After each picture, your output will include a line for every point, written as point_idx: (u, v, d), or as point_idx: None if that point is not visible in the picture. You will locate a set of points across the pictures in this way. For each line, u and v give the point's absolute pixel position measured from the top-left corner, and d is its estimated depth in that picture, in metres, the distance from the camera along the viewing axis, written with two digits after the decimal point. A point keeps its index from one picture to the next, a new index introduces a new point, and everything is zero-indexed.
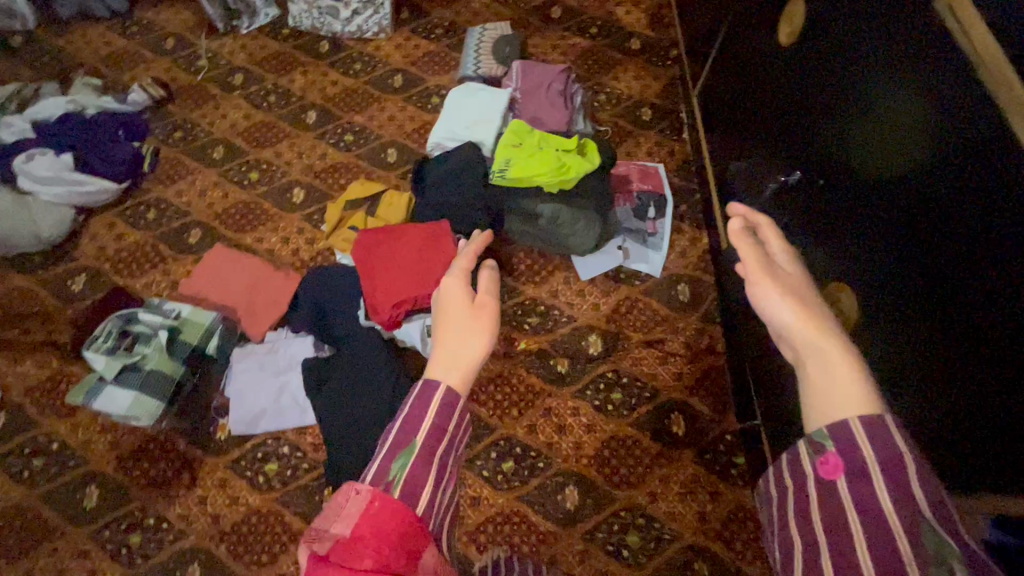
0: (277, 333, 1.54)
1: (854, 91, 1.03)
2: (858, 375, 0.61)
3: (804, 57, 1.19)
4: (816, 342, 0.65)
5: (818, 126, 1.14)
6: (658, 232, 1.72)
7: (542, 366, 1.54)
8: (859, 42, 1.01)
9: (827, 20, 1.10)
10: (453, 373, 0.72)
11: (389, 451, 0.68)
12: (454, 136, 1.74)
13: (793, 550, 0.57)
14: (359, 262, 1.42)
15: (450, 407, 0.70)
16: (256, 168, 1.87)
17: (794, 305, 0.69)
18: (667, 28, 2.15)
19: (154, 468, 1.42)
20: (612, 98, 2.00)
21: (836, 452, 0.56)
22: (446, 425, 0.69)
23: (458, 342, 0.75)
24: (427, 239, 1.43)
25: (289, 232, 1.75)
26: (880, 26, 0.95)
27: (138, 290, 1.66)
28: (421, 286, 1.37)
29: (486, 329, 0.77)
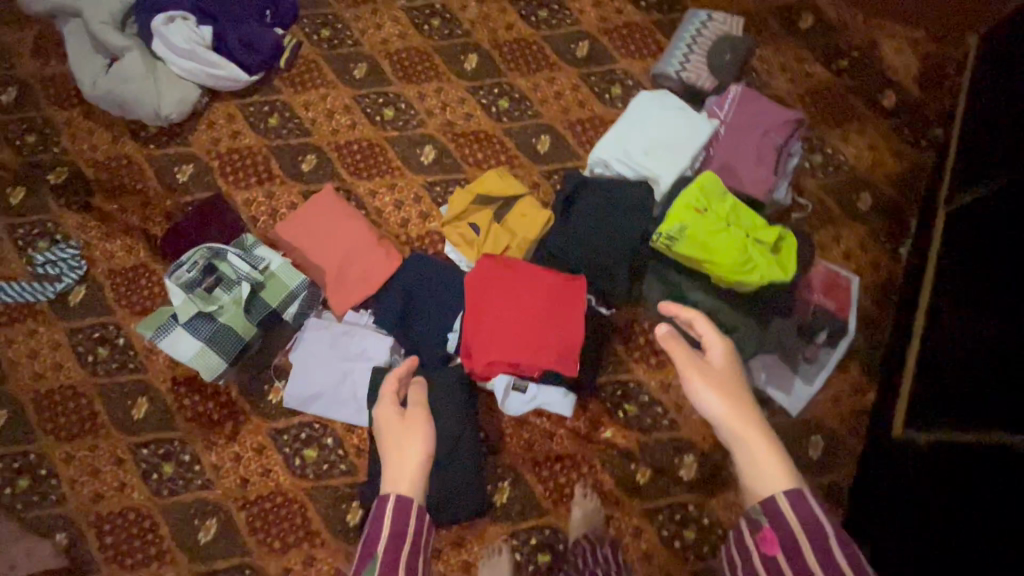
0: (357, 316, 1.41)
1: None
2: (773, 454, 0.92)
3: None
4: (747, 433, 0.95)
5: None
6: (817, 359, 1.39)
7: (621, 466, 1.33)
8: None
9: None
10: (403, 482, 0.91)
11: (357, 566, 0.82)
12: (626, 158, 1.41)
13: None
14: (473, 291, 1.20)
15: (403, 503, 0.89)
16: (394, 105, 1.62)
17: (721, 400, 0.99)
18: (943, 90, 1.61)
19: (202, 405, 1.37)
20: (830, 163, 1.56)
21: (770, 528, 0.85)
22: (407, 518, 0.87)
23: (399, 456, 0.95)
24: (554, 293, 1.19)
25: (405, 197, 1.54)
26: None
27: (238, 203, 1.54)
28: (529, 353, 1.15)
29: (421, 436, 0.98)
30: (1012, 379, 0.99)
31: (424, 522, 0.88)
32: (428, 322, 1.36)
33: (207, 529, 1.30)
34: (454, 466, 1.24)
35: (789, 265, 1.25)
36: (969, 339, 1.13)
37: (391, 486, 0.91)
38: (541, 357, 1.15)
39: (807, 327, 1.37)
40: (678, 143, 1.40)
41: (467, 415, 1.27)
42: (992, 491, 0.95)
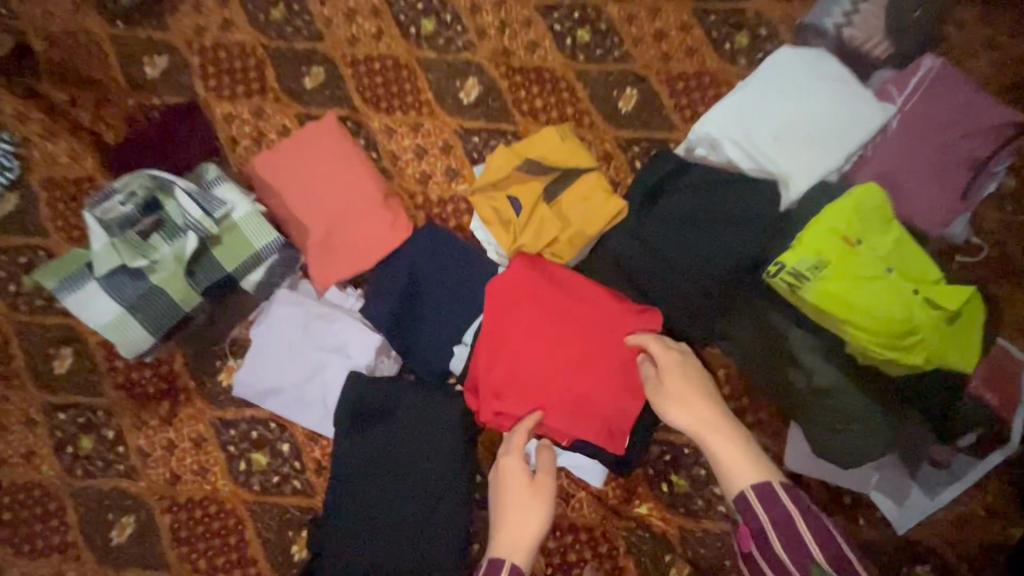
0: (341, 295, 1.07)
1: None
2: (737, 444, 0.73)
3: None
4: (709, 426, 0.75)
5: None
6: (946, 464, 1.01)
7: (652, 556, 1.00)
8: None
9: None
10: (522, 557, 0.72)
11: None
12: (746, 141, 0.99)
13: None
14: (495, 310, 0.89)
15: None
16: (437, 15, 1.20)
17: (674, 397, 0.78)
18: None
19: (136, 373, 1.08)
20: None
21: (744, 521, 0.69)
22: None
23: (519, 520, 0.75)
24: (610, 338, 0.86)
25: (430, 145, 1.16)
26: None
27: (217, 119, 1.18)
28: (561, 409, 0.84)
29: (546, 512, 0.75)
30: None
31: None
32: (431, 322, 1.01)
33: (123, 527, 1.04)
34: (433, 523, 0.93)
35: (966, 351, 0.84)
36: None
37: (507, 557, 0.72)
38: (575, 425, 0.84)
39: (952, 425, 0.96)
40: (825, 131, 0.97)
41: (463, 460, 0.95)
42: None
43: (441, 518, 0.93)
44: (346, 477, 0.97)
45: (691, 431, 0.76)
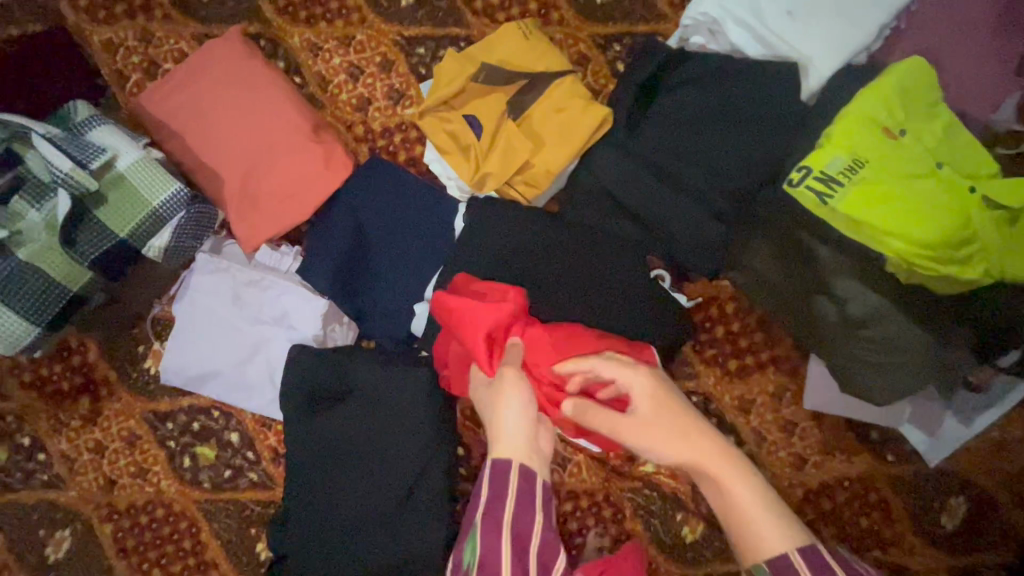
0: (277, 254, 0.89)
1: None
2: (752, 490, 0.57)
3: None
4: (714, 465, 0.59)
5: None
6: (985, 391, 0.89)
7: (662, 516, 0.89)
8: None
9: None
10: (513, 447, 0.63)
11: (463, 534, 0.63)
12: (754, 19, 0.79)
13: None
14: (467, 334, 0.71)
15: (507, 475, 0.62)
16: None
17: (667, 439, 0.61)
18: None
19: (43, 369, 0.91)
20: None
21: None
22: (530, 501, 0.62)
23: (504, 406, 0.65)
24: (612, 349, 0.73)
25: (365, 61, 0.94)
26: None
27: (95, 48, 0.94)
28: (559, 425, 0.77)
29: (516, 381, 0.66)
30: None
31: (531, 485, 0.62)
32: (386, 281, 0.84)
33: (59, 544, 0.91)
34: (410, 508, 0.80)
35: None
36: None
37: (498, 452, 0.63)
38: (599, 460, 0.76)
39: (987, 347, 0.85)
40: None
41: (439, 436, 0.81)
42: None
43: (420, 506, 0.80)
44: (306, 469, 0.83)
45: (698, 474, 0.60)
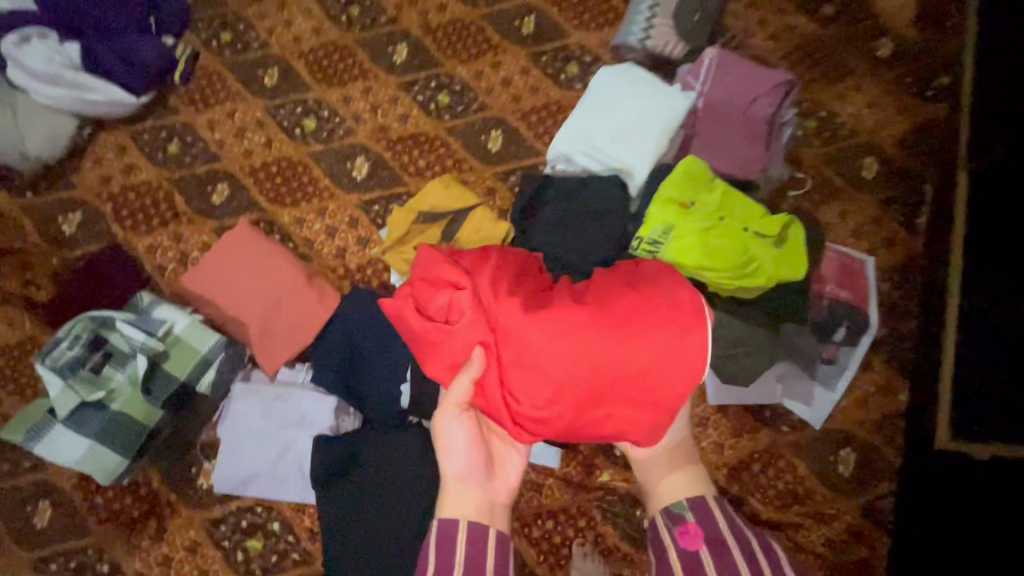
0: (294, 372, 1.18)
1: None
2: (688, 469, 0.95)
3: None
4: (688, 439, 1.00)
5: None
6: (836, 360, 1.19)
7: (624, 515, 1.12)
8: None
9: None
10: (463, 506, 0.82)
11: None
12: (591, 149, 1.20)
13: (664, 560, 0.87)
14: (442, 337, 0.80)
15: (456, 533, 0.80)
16: (315, 114, 1.37)
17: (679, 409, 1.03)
18: (944, 34, 1.39)
19: (117, 503, 1.13)
20: (826, 129, 1.35)
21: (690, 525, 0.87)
22: (476, 561, 0.79)
23: (451, 455, 0.84)
24: (598, 338, 0.79)
25: (338, 222, 1.30)
26: None
27: (140, 251, 1.29)
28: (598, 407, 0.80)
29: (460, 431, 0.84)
30: None
31: (469, 542, 0.79)
32: (378, 375, 1.13)
33: None
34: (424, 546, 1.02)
35: (800, 270, 1.04)
36: None
37: (444, 509, 0.82)
38: (605, 438, 0.84)
39: (820, 329, 1.17)
40: (649, 123, 1.18)
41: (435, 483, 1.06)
42: None
43: None
44: (339, 534, 1.05)
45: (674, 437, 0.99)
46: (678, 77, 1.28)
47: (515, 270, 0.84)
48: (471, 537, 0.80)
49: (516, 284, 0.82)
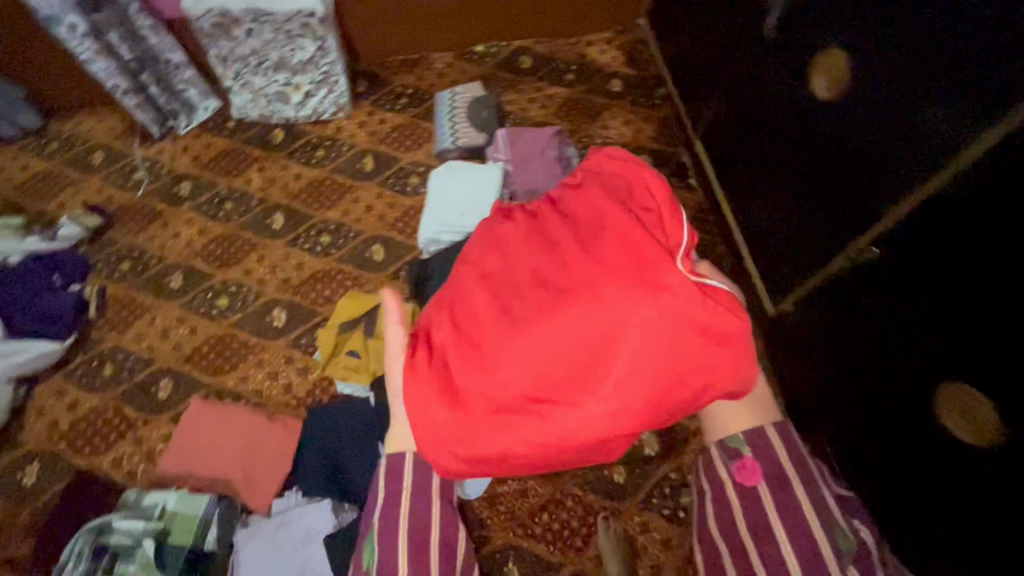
0: (286, 499, 1.30)
1: (928, 162, 0.88)
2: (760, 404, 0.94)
3: (844, 113, 1.05)
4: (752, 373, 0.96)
5: (889, 196, 0.97)
6: None
7: (597, 479, 1.35)
8: (922, 118, 0.88)
9: (874, 81, 0.96)
10: (403, 441, 0.94)
11: (368, 522, 0.92)
12: (449, 226, 1.56)
13: (719, 510, 0.88)
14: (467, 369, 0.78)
15: (400, 467, 0.92)
16: (225, 292, 1.62)
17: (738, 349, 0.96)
18: (648, 63, 1.98)
19: None
20: (605, 149, 1.84)
21: (750, 458, 0.88)
22: (427, 488, 0.91)
23: (398, 394, 0.94)
24: (642, 324, 0.72)
25: (276, 365, 1.51)
26: (950, 92, 0.83)
27: (106, 468, 1.40)
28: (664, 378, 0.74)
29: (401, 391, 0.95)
30: (806, 226, 1.22)
31: (419, 470, 0.92)
32: (353, 463, 1.29)
33: None
34: None
35: None
36: (770, 213, 1.35)
37: (391, 445, 0.95)
38: (689, 401, 0.79)
39: None
40: (480, 192, 1.57)
41: None
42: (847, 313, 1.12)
43: None
44: None
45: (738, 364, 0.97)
46: (486, 156, 1.72)
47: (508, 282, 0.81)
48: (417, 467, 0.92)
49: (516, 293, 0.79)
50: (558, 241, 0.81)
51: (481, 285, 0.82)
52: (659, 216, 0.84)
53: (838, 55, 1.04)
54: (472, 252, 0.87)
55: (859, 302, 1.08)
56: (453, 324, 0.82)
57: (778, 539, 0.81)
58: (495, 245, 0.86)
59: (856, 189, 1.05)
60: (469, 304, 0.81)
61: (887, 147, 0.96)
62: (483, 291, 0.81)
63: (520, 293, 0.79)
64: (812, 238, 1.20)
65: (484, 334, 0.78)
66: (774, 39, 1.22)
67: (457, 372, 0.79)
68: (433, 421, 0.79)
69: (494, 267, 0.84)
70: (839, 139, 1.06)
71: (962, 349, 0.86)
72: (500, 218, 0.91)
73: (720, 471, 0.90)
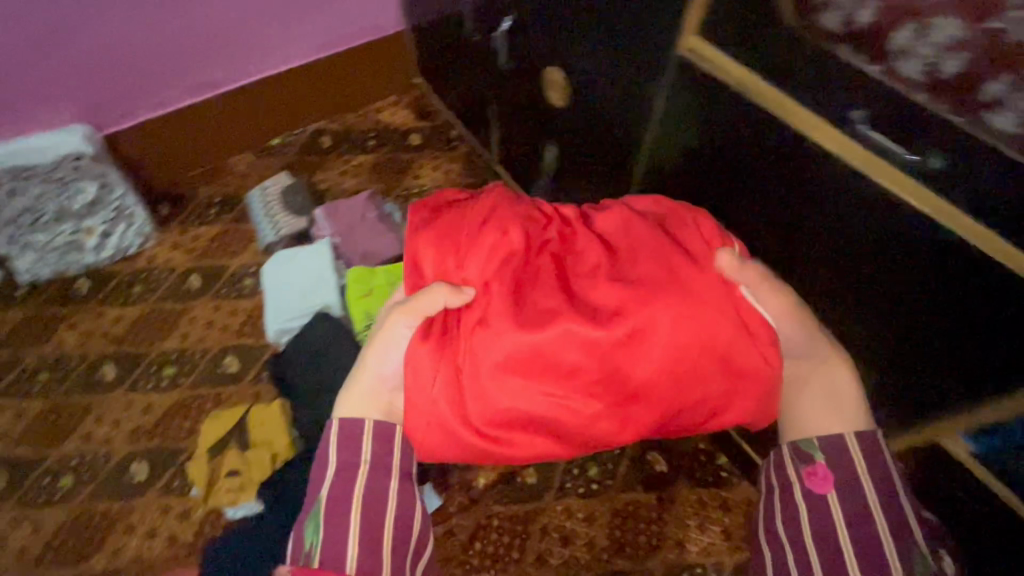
0: None
1: (648, 132, 1.16)
2: (839, 403, 0.93)
3: (582, 113, 1.31)
4: (828, 374, 0.95)
5: (637, 163, 1.24)
6: None
7: (513, 489, 1.42)
8: (633, 102, 1.15)
9: (589, 85, 1.24)
10: (357, 406, 0.99)
11: (314, 491, 0.95)
12: (294, 312, 1.58)
13: (782, 523, 0.89)
14: (480, 359, 0.91)
15: (357, 432, 0.97)
16: (69, 468, 1.46)
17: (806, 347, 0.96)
18: (435, 112, 2.18)
19: None
20: (424, 198, 1.99)
21: (822, 465, 0.89)
22: (387, 462, 0.96)
23: (389, 359, 0.98)
24: (653, 347, 0.90)
25: (153, 520, 1.39)
26: (639, 81, 1.11)
27: None
28: (682, 389, 0.93)
29: (390, 358, 0.99)
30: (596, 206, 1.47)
31: (382, 433, 0.97)
32: None
33: None
34: None
35: None
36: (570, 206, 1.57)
37: (343, 410, 1.00)
38: (700, 408, 0.97)
39: None
40: (314, 270, 1.61)
41: None
42: None
43: None
44: None
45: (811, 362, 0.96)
46: (313, 238, 1.78)
47: (523, 288, 0.94)
48: (378, 436, 0.97)
49: (536, 293, 0.93)
50: (589, 258, 0.96)
51: (509, 285, 0.93)
52: (687, 233, 0.97)
53: (559, 74, 1.30)
54: (507, 243, 0.95)
55: None
56: (478, 321, 0.93)
57: (846, 555, 0.82)
58: (527, 246, 0.96)
59: (615, 166, 1.32)
60: (485, 301, 0.93)
61: (608, 111, 1.24)
62: (508, 304, 0.92)
63: (549, 306, 0.92)
64: None
65: (499, 335, 0.90)
66: (514, 71, 1.46)
67: (475, 369, 0.92)
68: (431, 401, 0.94)
69: (524, 271, 0.95)
70: (586, 122, 1.32)
71: None
72: (535, 225, 0.99)
73: (789, 473, 0.91)
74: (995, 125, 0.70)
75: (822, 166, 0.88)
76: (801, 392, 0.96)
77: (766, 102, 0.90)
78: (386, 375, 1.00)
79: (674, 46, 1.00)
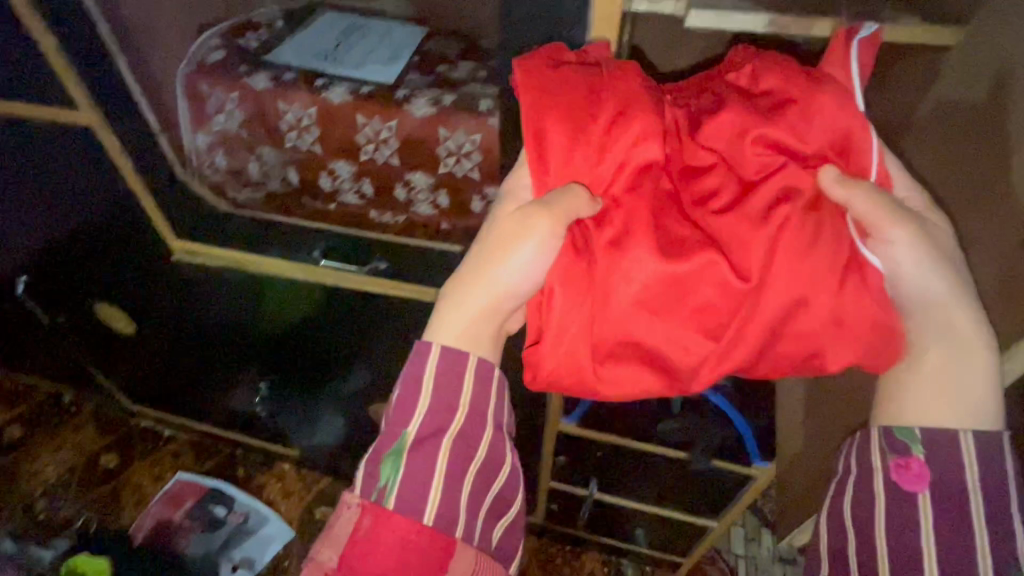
0: None
1: (209, 325, 1.17)
2: (977, 371, 0.56)
3: (152, 331, 1.25)
4: (966, 335, 0.56)
5: (224, 352, 1.24)
6: (246, 511, 1.53)
7: None
8: (176, 309, 1.14)
9: (135, 308, 1.18)
10: (460, 326, 0.62)
11: (395, 415, 0.62)
12: None
13: (849, 533, 0.57)
14: (591, 315, 0.61)
15: (462, 368, 0.62)
16: None
17: (947, 284, 0.56)
18: (29, 387, 1.75)
19: None
20: (56, 495, 1.57)
21: (921, 462, 0.55)
22: (473, 454, 0.61)
23: (512, 254, 0.59)
24: (799, 271, 0.56)
25: None
26: (168, 291, 1.10)
27: None
28: (832, 336, 0.58)
29: (509, 263, 0.60)
30: (230, 399, 1.41)
31: (483, 399, 0.62)
32: None
33: None
34: None
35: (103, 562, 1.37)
36: (219, 406, 1.46)
37: (436, 330, 0.63)
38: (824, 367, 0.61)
39: (207, 525, 1.49)
40: None
41: None
42: (302, 420, 1.39)
43: None
44: None
45: (935, 312, 0.56)
46: None
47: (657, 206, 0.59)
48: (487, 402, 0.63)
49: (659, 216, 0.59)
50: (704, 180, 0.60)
51: (675, 123, 0.60)
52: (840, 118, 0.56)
53: (107, 308, 1.20)
54: (640, 156, 0.58)
55: (294, 409, 1.36)
56: (607, 242, 0.59)
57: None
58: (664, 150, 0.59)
59: (213, 361, 1.29)
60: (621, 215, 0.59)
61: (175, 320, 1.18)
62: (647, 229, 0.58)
63: (753, 174, 0.58)
64: (240, 401, 1.41)
65: (633, 278, 0.58)
66: (67, 321, 1.30)
67: (600, 309, 0.60)
68: (556, 329, 0.61)
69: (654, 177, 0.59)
70: (164, 336, 1.25)
71: (338, 384, 1.23)
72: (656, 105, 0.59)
73: (870, 458, 0.57)
74: (421, 214, 0.89)
75: (330, 296, 1.01)
76: (931, 351, 0.56)
77: (275, 268, 1.00)
78: (508, 295, 0.61)
79: (167, 255, 1.02)
